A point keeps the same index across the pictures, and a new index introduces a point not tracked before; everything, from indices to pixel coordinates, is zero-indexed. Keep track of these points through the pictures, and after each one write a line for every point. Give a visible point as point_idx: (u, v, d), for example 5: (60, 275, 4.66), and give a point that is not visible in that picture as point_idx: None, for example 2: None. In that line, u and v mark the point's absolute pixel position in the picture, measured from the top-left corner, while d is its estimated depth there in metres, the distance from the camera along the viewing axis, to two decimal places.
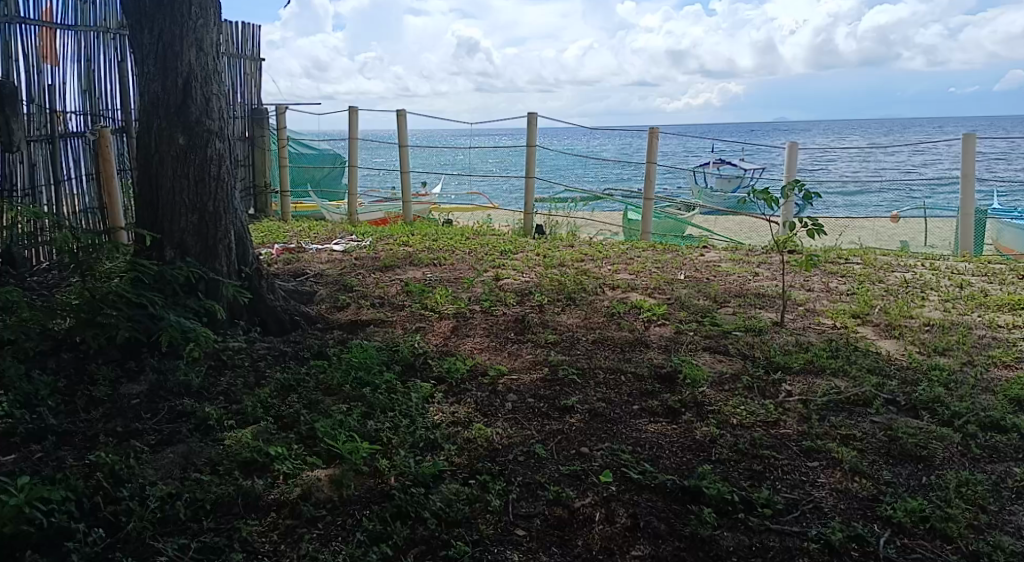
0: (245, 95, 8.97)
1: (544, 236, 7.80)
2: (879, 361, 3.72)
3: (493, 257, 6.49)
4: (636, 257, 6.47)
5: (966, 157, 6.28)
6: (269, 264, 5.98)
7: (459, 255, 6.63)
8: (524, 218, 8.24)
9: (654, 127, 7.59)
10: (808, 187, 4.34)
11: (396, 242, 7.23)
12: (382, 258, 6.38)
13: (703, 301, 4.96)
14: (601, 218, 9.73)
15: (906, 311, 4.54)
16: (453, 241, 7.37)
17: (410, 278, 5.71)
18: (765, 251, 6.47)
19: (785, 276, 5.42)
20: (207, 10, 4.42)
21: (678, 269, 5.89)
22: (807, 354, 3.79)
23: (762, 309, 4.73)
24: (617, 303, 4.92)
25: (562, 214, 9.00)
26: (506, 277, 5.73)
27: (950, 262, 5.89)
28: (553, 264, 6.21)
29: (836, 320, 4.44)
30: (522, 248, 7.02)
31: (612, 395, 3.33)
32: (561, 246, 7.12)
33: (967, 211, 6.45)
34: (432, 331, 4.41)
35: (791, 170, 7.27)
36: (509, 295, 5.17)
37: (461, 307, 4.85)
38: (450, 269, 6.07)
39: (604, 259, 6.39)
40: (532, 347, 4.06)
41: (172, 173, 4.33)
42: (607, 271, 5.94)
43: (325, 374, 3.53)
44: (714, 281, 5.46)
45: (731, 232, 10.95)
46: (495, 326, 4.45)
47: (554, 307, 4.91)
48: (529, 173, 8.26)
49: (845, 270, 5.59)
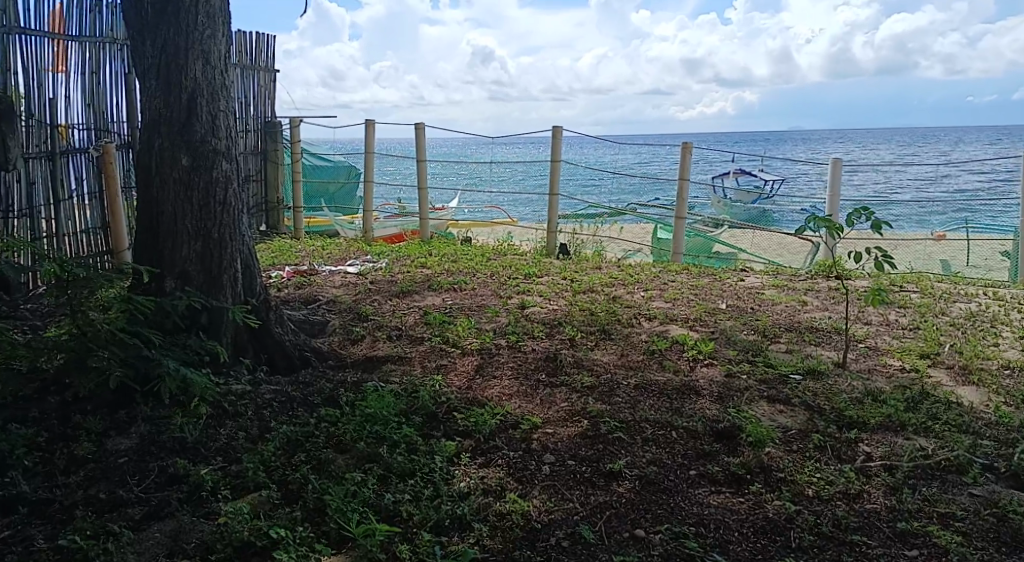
0: (258, 108, 8.67)
1: (569, 257, 7.40)
2: (966, 414, 3.25)
3: (517, 282, 6.09)
4: (670, 282, 6.05)
5: None
6: (280, 289, 5.64)
7: (482, 279, 6.24)
8: (548, 237, 7.84)
9: (687, 142, 7.16)
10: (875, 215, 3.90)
11: (414, 263, 6.86)
12: (400, 283, 6.01)
13: (750, 336, 4.54)
14: (627, 236, 9.29)
15: (983, 348, 4.07)
16: (474, 262, 6.98)
17: (429, 306, 5.32)
18: (809, 276, 6.01)
19: (837, 307, 4.98)
20: (215, 18, 4.05)
21: (718, 297, 5.46)
22: (881, 405, 3.34)
23: (817, 346, 4.29)
24: (657, 338, 4.50)
25: (587, 232, 8.59)
26: (534, 306, 5.33)
27: (1017, 290, 5.38)
28: (582, 290, 5.80)
29: (903, 361, 3.98)
30: (547, 271, 6.62)
31: (663, 458, 2.90)
32: (588, 269, 6.72)
33: None
34: (455, 371, 4.00)
35: (834, 188, 6.81)
36: (537, 327, 4.75)
37: (487, 341, 4.44)
38: (472, 296, 5.67)
39: (636, 285, 5.96)
40: (567, 391, 3.65)
41: (173, 196, 3.97)
42: (640, 298, 5.53)
43: (337, 428, 3.14)
44: (759, 312, 5.03)
45: (762, 249, 10.47)
46: (524, 365, 4.04)
47: (588, 342, 4.50)
48: (553, 190, 7.86)
49: (902, 300, 5.12)
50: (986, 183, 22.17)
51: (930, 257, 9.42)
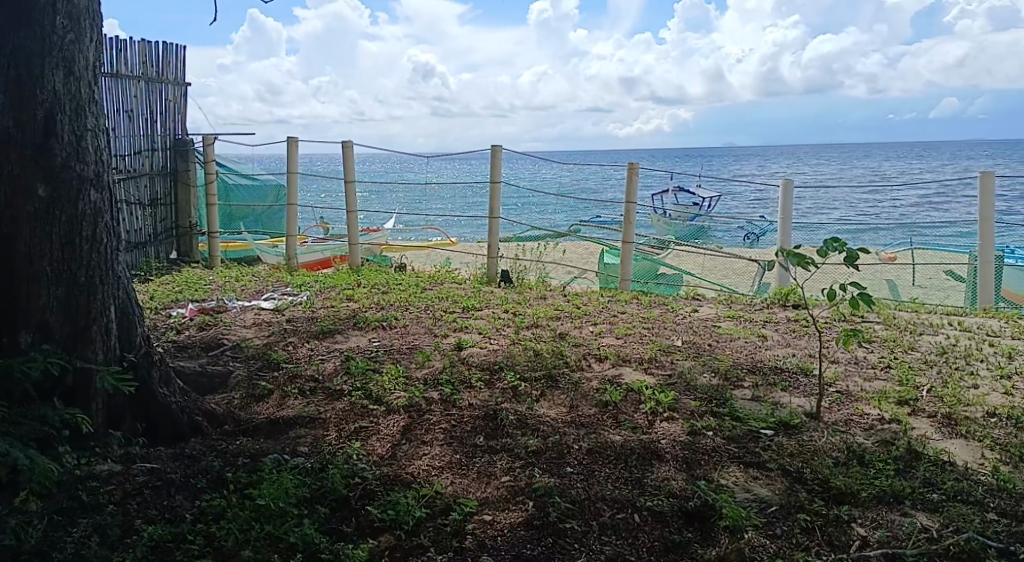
0: (165, 125, 7.96)
1: (511, 285, 6.88)
2: (964, 477, 2.83)
3: (454, 316, 5.52)
4: (619, 314, 5.59)
5: (983, 197, 5.54)
6: (178, 334, 5.06)
7: (414, 314, 5.65)
8: (488, 262, 7.30)
9: (633, 162, 6.73)
10: (851, 246, 3.49)
11: (339, 296, 6.26)
12: (321, 321, 5.39)
13: (710, 379, 4.09)
14: (572, 259, 8.85)
15: (962, 391, 3.70)
16: (408, 293, 6.39)
17: (351, 349, 4.72)
18: (765, 307, 5.65)
19: (799, 345, 4.60)
20: (79, 21, 3.37)
21: (673, 332, 5.01)
22: (867, 470, 2.90)
23: (786, 392, 3.87)
24: (609, 385, 4.00)
25: (529, 256, 8.11)
26: (472, 347, 4.76)
27: (978, 320, 5.11)
28: (526, 326, 5.27)
29: (881, 408, 3.56)
30: (487, 302, 6.07)
31: (625, 554, 2.38)
32: (532, 299, 6.22)
33: (986, 256, 5.67)
34: (377, 436, 3.41)
35: (786, 210, 6.50)
36: (474, 374, 4.21)
37: (416, 394, 3.85)
38: (402, 336, 5.07)
39: (584, 319, 5.47)
40: (508, 460, 3.10)
41: (29, 232, 3.21)
42: (588, 334, 5.06)
43: (219, 528, 2.52)
44: (718, 349, 4.61)
45: (711, 270, 10.18)
46: (458, 424, 3.47)
47: (532, 391, 3.96)
48: (492, 212, 7.34)
49: (866, 333, 4.77)
50: (916, 199, 22.77)
51: (878, 278, 9.28)
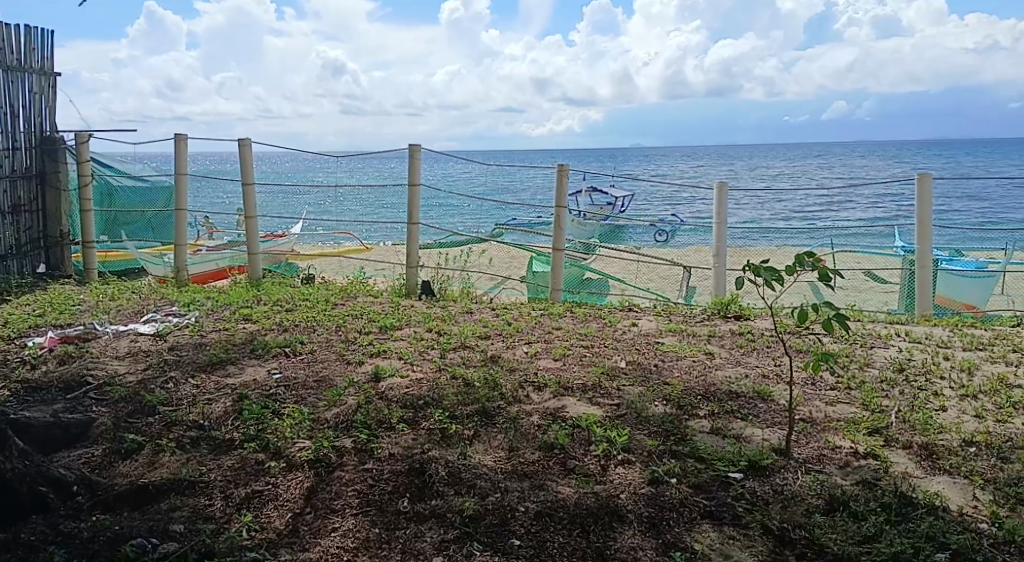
0: (29, 120, 6.88)
1: (432, 298, 6.30)
2: (964, 526, 2.45)
3: (369, 338, 4.88)
4: (554, 330, 5.11)
5: (922, 201, 5.50)
6: (34, 369, 4.27)
7: (323, 337, 4.97)
8: (406, 272, 6.69)
9: (563, 164, 6.28)
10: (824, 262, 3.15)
11: (234, 317, 5.56)
12: (211, 352, 4.70)
13: (661, 409, 3.65)
14: (497, 267, 8.34)
15: (933, 414, 3.39)
16: (316, 311, 5.69)
17: (245, 386, 4.09)
18: (705, 318, 5.31)
19: (751, 364, 4.24)
20: None
21: (615, 352, 4.56)
22: (856, 522, 2.49)
23: (745, 422, 3.46)
24: (552, 421, 3.48)
25: (451, 265, 7.54)
26: (392, 377, 4.14)
27: (923, 329, 4.91)
28: (452, 349, 4.69)
29: (852, 439, 3.20)
30: (407, 319, 5.45)
31: None
32: (456, 314, 5.65)
33: (924, 262, 5.57)
34: (273, 504, 2.83)
35: (721, 215, 6.19)
36: (394, 412, 3.61)
37: (323, 444, 3.24)
38: (309, 366, 4.39)
39: (516, 337, 4.96)
40: (439, 531, 2.55)
41: None
42: (521, 356, 4.55)
43: None
44: (665, 370, 4.19)
45: (638, 275, 9.91)
46: (377, 483, 2.88)
47: (463, 432, 3.39)
48: (411, 218, 6.71)
49: (816, 348, 4.47)
50: (821, 200, 23.58)
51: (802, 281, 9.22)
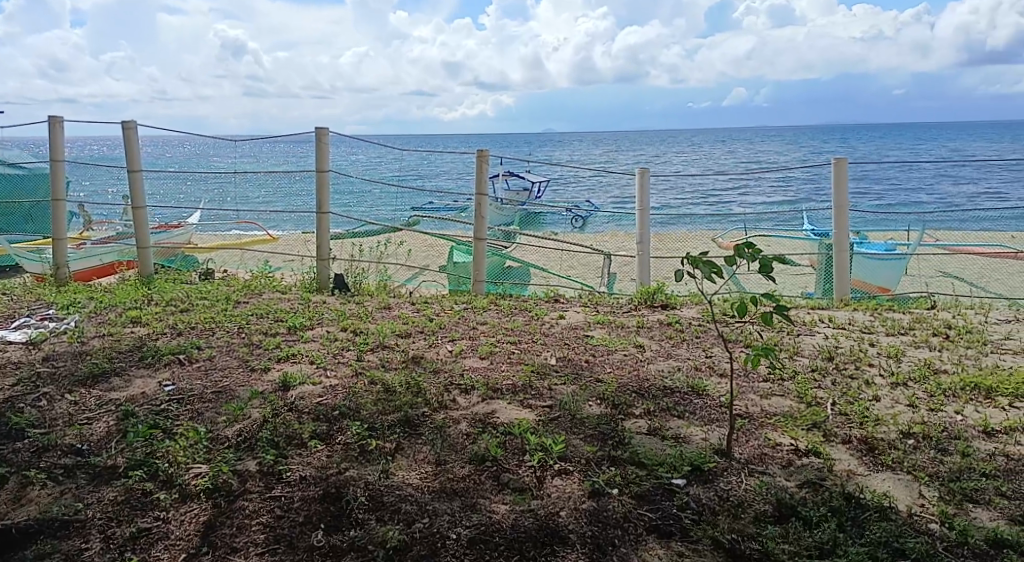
0: None
1: (345, 293, 5.90)
2: (915, 529, 2.37)
3: (276, 341, 4.44)
4: (478, 326, 4.83)
5: (838, 186, 5.56)
6: None
7: (224, 341, 4.49)
8: (317, 265, 6.24)
9: (482, 149, 5.98)
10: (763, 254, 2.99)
11: (121, 320, 4.98)
12: (93, 361, 4.15)
13: (596, 409, 3.44)
14: (414, 256, 7.98)
15: (868, 406, 3.35)
16: (215, 311, 5.18)
17: (132, 401, 3.61)
18: (633, 308, 5.17)
19: (683, 357, 4.11)
20: None
21: (544, 348, 4.33)
22: (809, 531, 2.36)
23: (682, 420, 3.30)
24: (482, 429, 3.21)
25: (365, 256, 7.13)
26: (303, 386, 3.75)
27: (844, 314, 4.95)
28: (369, 350, 4.33)
29: (792, 435, 3.10)
30: (318, 318, 5.03)
31: None
32: (372, 310, 5.28)
33: (841, 247, 5.65)
34: (163, 545, 2.45)
35: (645, 201, 6.07)
36: (305, 427, 3.25)
37: (223, 469, 2.85)
38: (206, 377, 3.93)
39: (438, 335, 4.65)
40: None
41: None
42: (445, 355, 4.26)
43: None
44: (596, 366, 4.00)
45: (558, 262, 9.77)
46: (287, 514, 2.54)
47: (384, 446, 3.08)
48: (321, 207, 6.25)
49: (746, 337, 4.40)
50: (729, 184, 24.32)
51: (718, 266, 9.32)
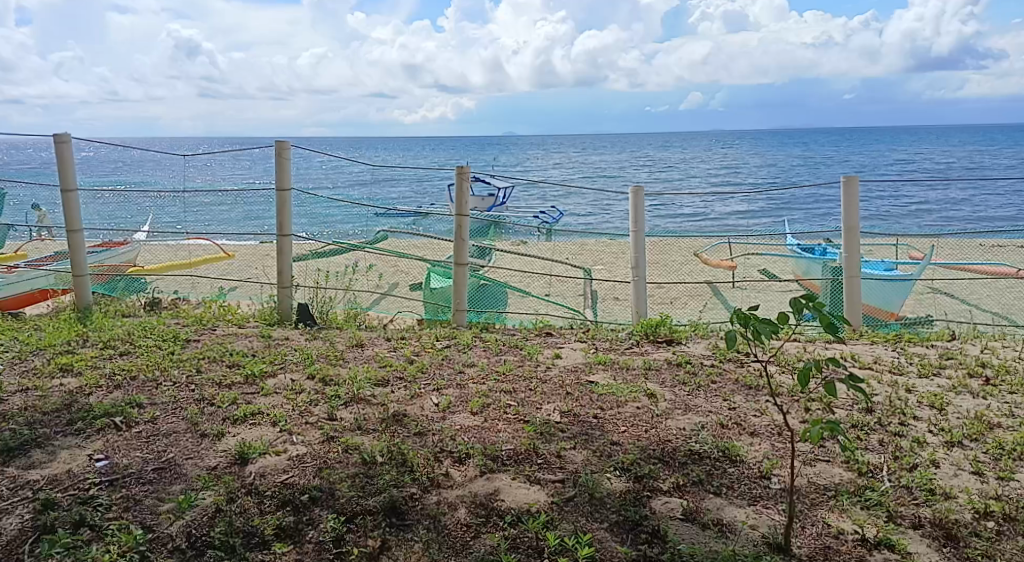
0: None
1: (311, 328, 5.28)
2: None
3: (231, 397, 3.82)
4: (465, 370, 4.27)
5: (850, 207, 5.16)
6: None
7: (169, 397, 3.85)
8: (279, 296, 5.59)
9: (462, 165, 5.42)
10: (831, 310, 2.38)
11: (49, 369, 4.28)
12: (9, 427, 3.47)
13: (617, 484, 2.91)
14: (385, 279, 7.36)
15: (932, 476, 2.90)
16: (161, 355, 4.51)
17: (54, 484, 2.96)
18: (635, 346, 4.67)
19: (704, 410, 3.61)
20: None
21: (544, 399, 3.78)
22: None
23: (721, 498, 2.80)
24: (485, 518, 2.65)
25: (331, 282, 6.50)
26: (264, 459, 3.15)
27: (866, 350, 4.54)
28: (342, 405, 3.73)
29: (854, 520, 2.62)
30: (281, 361, 4.40)
31: None
32: (343, 349, 4.68)
33: (852, 273, 5.25)
34: None
35: (641, 222, 5.55)
36: (269, 520, 2.65)
37: None
38: (147, 447, 3.30)
39: (420, 382, 4.06)
40: None
41: None
42: (432, 409, 3.69)
43: None
44: (607, 423, 3.47)
45: (535, 280, 9.24)
46: None
47: (367, 548, 2.50)
48: (282, 230, 5.60)
49: (769, 383, 3.93)
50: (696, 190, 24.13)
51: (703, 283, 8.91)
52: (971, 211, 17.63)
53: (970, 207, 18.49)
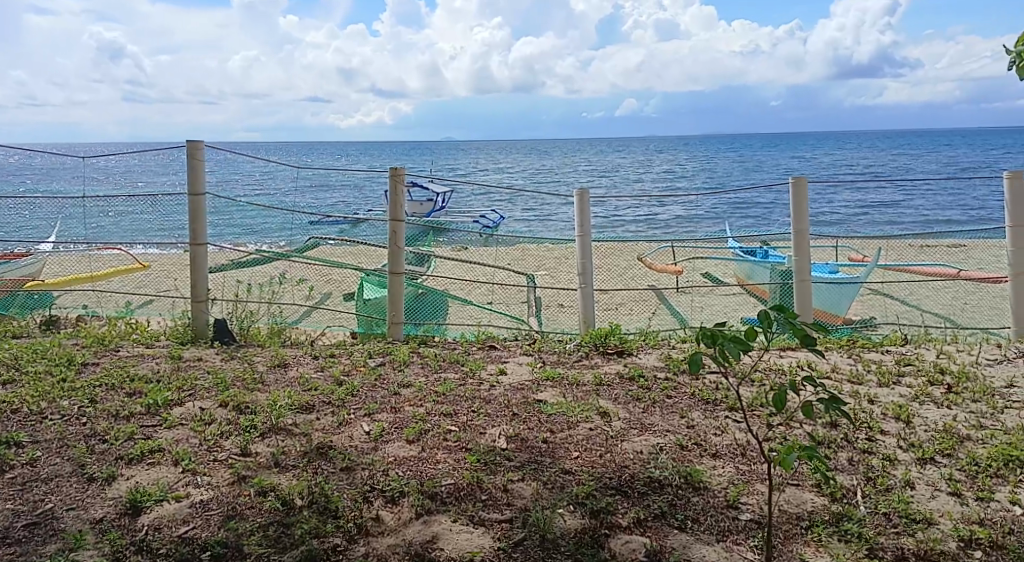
0: None
1: (229, 346, 4.78)
2: None
3: (127, 431, 3.32)
4: (401, 391, 3.87)
5: (799, 209, 5.00)
6: None
7: (54, 434, 3.32)
8: (194, 313, 5.05)
9: (395, 168, 5.02)
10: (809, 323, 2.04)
11: None
12: None
13: (572, 522, 2.57)
14: (315, 290, 6.88)
15: (909, 499, 2.67)
16: (50, 383, 3.94)
17: None
18: (584, 359, 4.36)
19: (662, 430, 3.32)
20: None
21: (488, 423, 3.42)
22: None
23: (688, 535, 2.49)
24: None
25: (254, 295, 5.99)
26: (161, 507, 2.68)
27: (821, 357, 4.36)
28: (257, 438, 3.28)
29: (836, 556, 2.36)
30: (190, 388, 3.91)
31: None
32: (264, 370, 4.22)
33: (804, 277, 5.09)
34: None
35: (587, 226, 5.27)
36: None
37: None
38: (20, 497, 2.78)
39: (350, 407, 3.64)
40: None
41: None
42: (363, 438, 3.29)
43: None
44: (558, 449, 3.14)
45: (476, 287, 8.88)
46: None
47: None
48: (195, 239, 5.06)
49: (728, 396, 3.68)
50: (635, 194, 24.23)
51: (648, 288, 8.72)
52: (898, 215, 18.21)
53: (896, 211, 19.09)
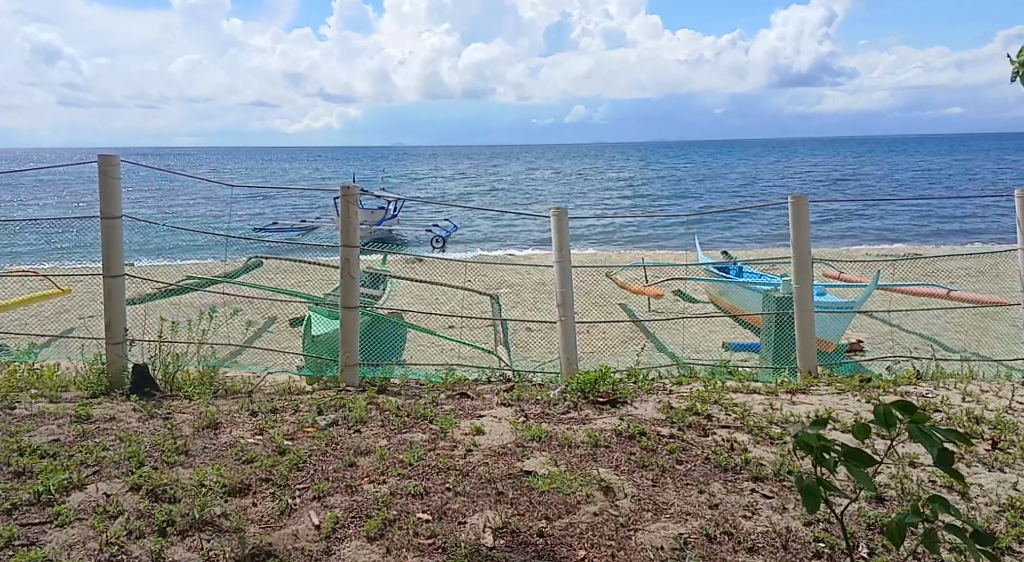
0: None
1: (150, 400, 4.03)
2: None
3: (4, 535, 2.56)
4: (357, 461, 3.20)
5: (799, 232, 4.50)
6: None
7: None
8: (109, 359, 4.27)
9: (346, 187, 4.35)
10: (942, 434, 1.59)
11: None
12: None
13: None
14: (255, 322, 6.13)
15: None
16: None
17: None
18: (571, 412, 3.76)
19: (679, 511, 2.74)
20: None
21: (468, 508, 2.78)
22: None
23: None
24: None
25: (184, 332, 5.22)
26: None
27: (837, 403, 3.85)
28: (174, 540, 2.56)
29: None
30: (95, 463, 3.15)
31: None
32: (190, 435, 3.49)
33: (803, 309, 4.60)
34: None
35: (565, 250, 4.67)
36: None
37: None
38: None
39: (295, 488, 2.95)
40: None
41: None
42: (312, 534, 2.61)
43: None
44: (559, 544, 2.52)
45: (436, 310, 8.20)
46: None
47: None
48: (110, 271, 4.24)
49: (747, 461, 3.13)
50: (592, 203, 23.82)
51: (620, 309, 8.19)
52: (857, 225, 18.20)
53: (853, 221, 19.11)
